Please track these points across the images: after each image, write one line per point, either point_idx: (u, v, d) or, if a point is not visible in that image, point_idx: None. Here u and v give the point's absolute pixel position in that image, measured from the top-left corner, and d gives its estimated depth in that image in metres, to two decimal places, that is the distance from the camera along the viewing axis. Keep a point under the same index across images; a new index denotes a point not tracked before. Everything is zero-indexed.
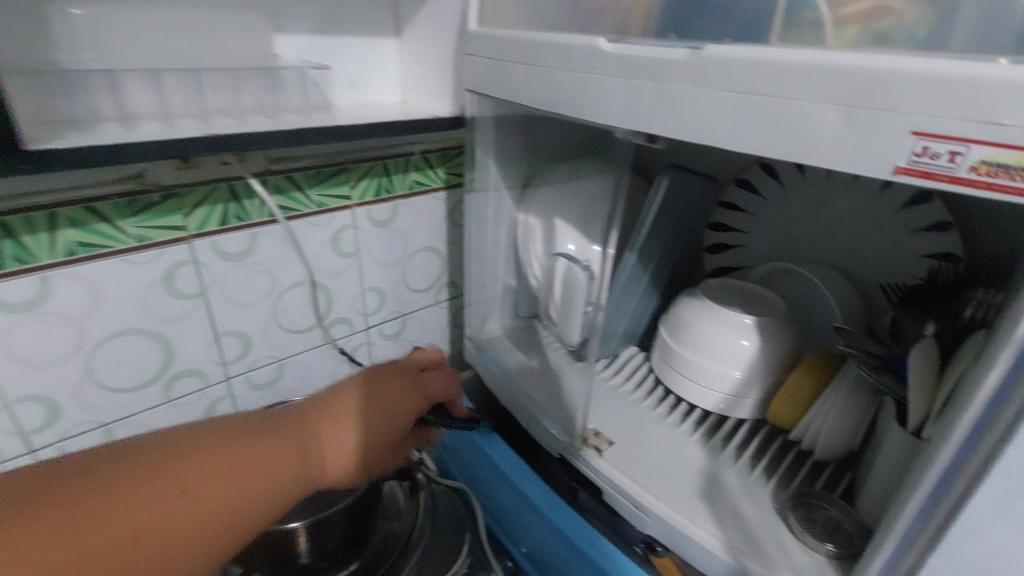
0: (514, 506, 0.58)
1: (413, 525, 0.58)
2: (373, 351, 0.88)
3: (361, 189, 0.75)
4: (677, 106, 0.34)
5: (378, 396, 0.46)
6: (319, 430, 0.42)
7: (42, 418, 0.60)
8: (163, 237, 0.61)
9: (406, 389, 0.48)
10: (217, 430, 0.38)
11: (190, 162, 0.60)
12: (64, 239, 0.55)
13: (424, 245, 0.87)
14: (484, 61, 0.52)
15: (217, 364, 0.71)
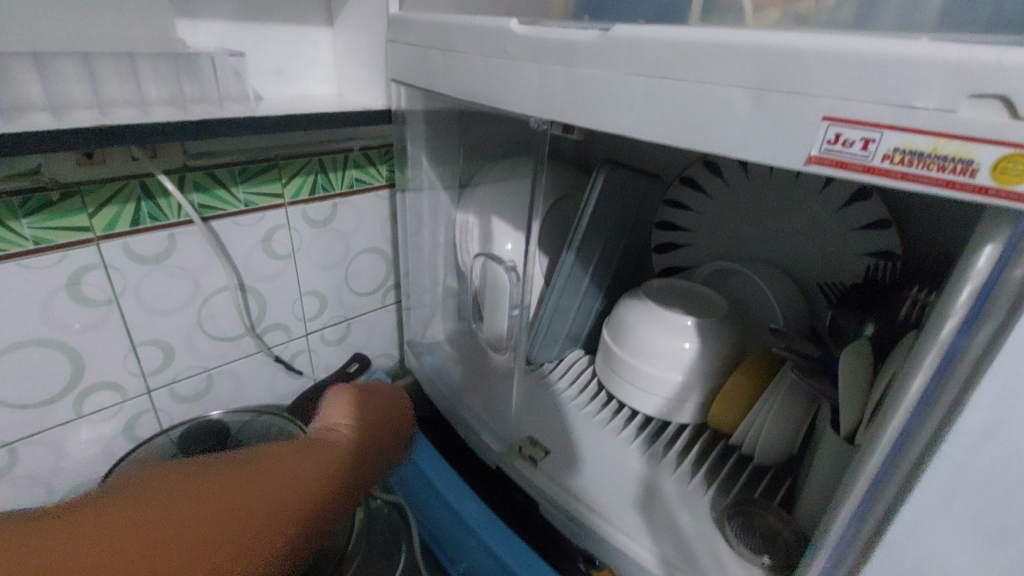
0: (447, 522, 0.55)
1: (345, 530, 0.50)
2: (314, 357, 0.84)
3: (295, 187, 0.71)
4: (589, 92, 0.32)
5: (352, 433, 0.48)
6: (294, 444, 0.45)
7: None
8: (67, 238, 0.56)
9: (382, 428, 0.51)
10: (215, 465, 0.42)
11: (94, 157, 0.55)
12: None
13: (367, 246, 0.83)
14: (407, 49, 0.49)
15: (136, 375, 0.66)
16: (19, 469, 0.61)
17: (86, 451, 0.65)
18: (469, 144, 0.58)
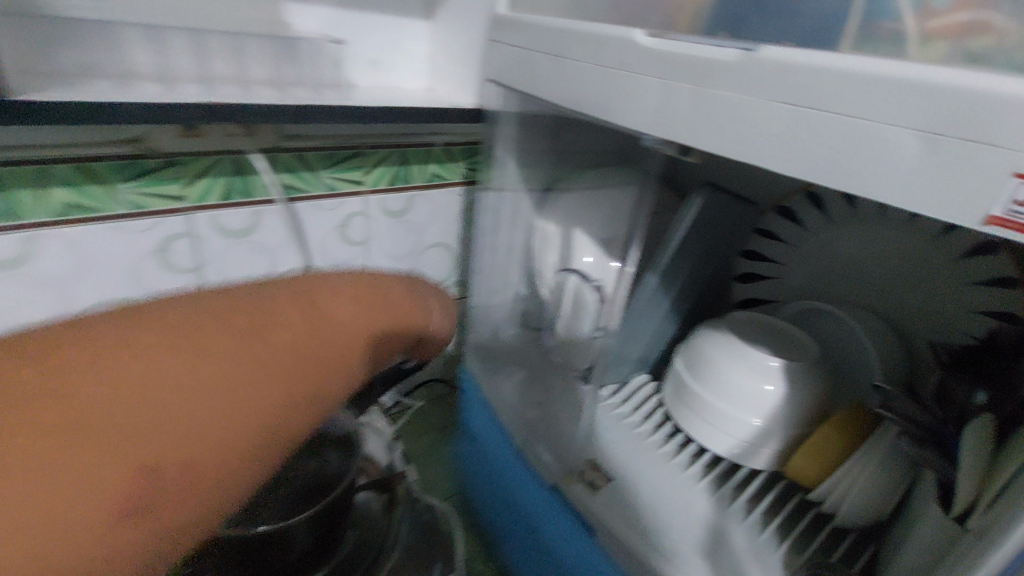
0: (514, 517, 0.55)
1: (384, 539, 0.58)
2: None
3: (376, 176, 0.72)
4: (720, 115, 0.30)
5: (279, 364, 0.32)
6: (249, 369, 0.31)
7: None
8: (163, 207, 0.59)
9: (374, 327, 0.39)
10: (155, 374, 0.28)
11: (195, 130, 0.57)
12: (53, 199, 0.52)
13: (436, 242, 0.83)
14: (513, 51, 0.48)
15: None
16: None
17: None
18: (561, 151, 0.56)
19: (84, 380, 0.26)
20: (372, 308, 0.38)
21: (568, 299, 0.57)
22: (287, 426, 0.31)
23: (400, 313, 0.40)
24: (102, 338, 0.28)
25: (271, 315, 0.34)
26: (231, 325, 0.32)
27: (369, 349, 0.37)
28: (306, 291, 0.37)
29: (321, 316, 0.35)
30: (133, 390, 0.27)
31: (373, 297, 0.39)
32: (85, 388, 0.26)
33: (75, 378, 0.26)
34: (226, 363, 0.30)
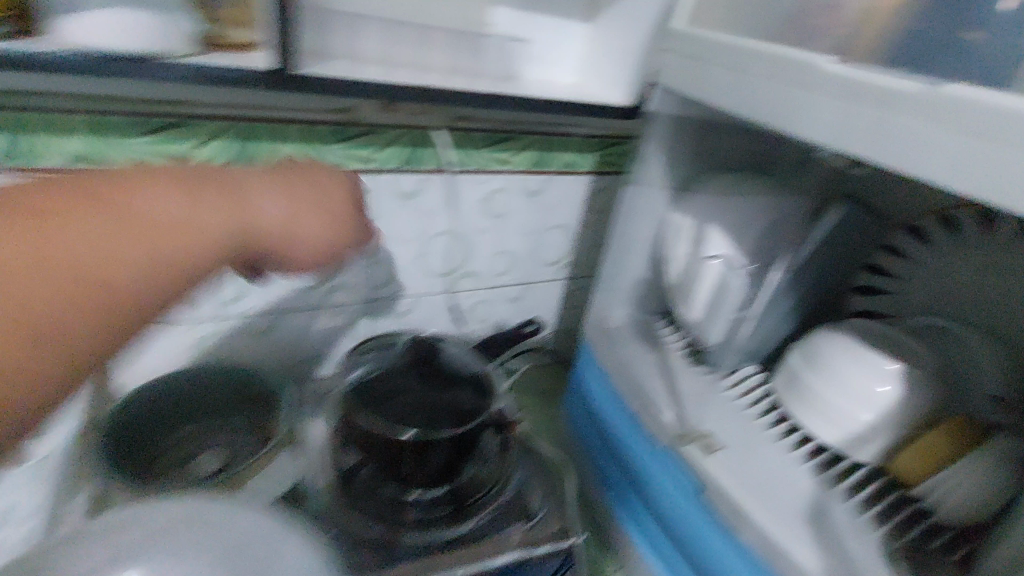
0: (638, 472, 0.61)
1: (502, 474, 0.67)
2: (491, 308, 0.95)
3: (521, 158, 0.81)
4: (898, 137, 0.35)
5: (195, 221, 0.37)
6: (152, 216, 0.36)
7: (235, 295, 0.71)
8: (356, 167, 0.70)
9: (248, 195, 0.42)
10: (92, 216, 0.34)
11: (393, 107, 0.67)
12: (283, 151, 0.65)
13: (558, 224, 0.91)
14: (681, 60, 0.53)
15: (366, 284, 0.80)
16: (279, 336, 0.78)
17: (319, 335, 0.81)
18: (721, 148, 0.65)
19: (27, 221, 0.32)
20: (236, 210, 0.40)
21: (702, 286, 0.63)
22: (123, 309, 0.35)
23: (268, 220, 0.41)
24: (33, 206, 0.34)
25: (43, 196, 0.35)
26: (83, 200, 0.35)
27: (197, 241, 0.37)
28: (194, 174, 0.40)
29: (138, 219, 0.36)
30: (62, 222, 0.33)
31: (248, 204, 0.41)
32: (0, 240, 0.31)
33: (32, 212, 0.33)
34: (100, 230, 0.34)
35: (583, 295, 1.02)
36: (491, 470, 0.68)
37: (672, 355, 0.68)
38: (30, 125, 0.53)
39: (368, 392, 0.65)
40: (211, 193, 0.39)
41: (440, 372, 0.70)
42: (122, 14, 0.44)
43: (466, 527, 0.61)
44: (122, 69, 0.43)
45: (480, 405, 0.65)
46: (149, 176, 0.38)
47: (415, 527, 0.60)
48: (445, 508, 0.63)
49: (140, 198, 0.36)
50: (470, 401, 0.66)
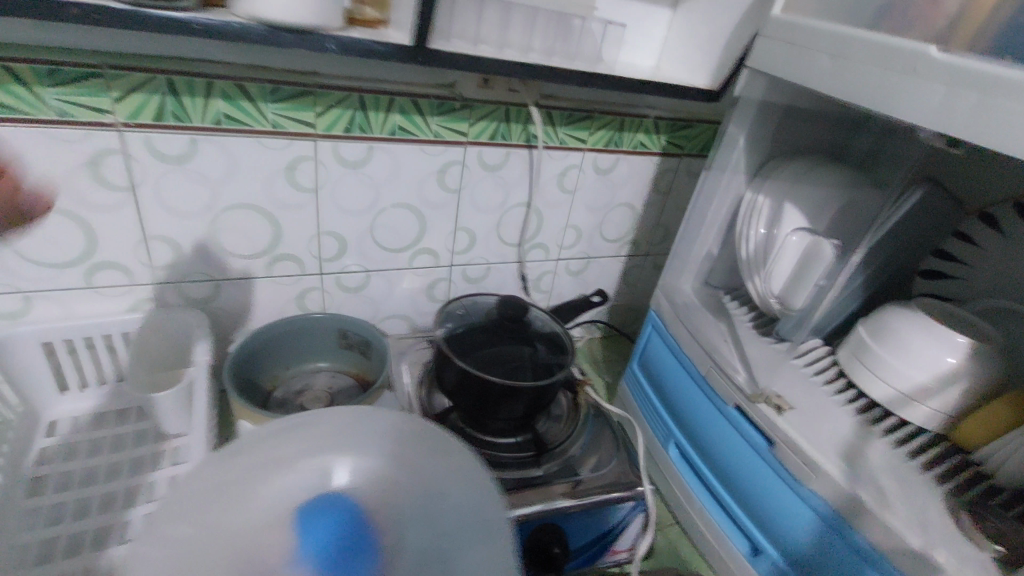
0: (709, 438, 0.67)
1: (571, 432, 0.72)
2: (556, 280, 1.00)
3: (596, 137, 0.84)
4: (999, 120, 0.39)
5: None
6: None
7: (335, 252, 0.78)
8: (451, 139, 0.75)
9: None
10: None
11: (489, 82, 0.73)
12: (391, 121, 0.70)
13: (626, 202, 0.95)
14: (779, 44, 0.57)
15: (448, 250, 0.86)
16: (368, 293, 0.85)
17: (402, 296, 0.88)
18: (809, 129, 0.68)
19: None
20: None
21: (779, 262, 0.67)
22: None
23: None
24: None
25: None
26: None
27: None
28: None
29: None
30: None
31: None
32: None
33: None
34: None
35: (640, 272, 1.07)
36: (563, 426, 0.74)
37: (741, 326, 0.72)
38: (181, 88, 0.59)
39: (457, 343, 0.71)
40: None
41: (525, 329, 0.75)
42: None
43: (537, 472, 0.66)
44: (291, 40, 0.50)
45: (557, 360, 0.70)
46: None
47: (495, 465, 0.66)
48: (525, 452, 0.68)
49: None
50: (547, 357, 0.71)
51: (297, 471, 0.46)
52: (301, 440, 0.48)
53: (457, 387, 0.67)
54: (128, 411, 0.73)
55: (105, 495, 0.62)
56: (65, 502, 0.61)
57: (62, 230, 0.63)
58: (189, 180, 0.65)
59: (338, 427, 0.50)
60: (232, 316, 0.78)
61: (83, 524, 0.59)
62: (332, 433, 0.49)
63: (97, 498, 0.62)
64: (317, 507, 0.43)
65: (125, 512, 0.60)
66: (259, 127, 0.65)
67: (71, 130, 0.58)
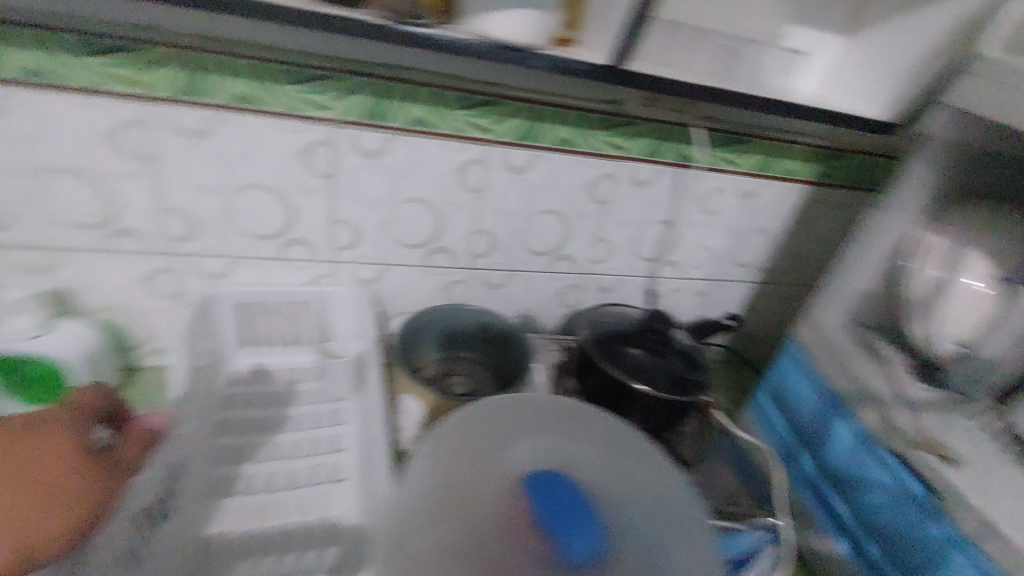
0: (846, 466, 0.67)
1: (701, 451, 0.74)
2: (681, 299, 1.01)
3: (747, 162, 0.85)
4: None
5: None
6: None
7: (486, 249, 0.85)
8: (607, 153, 0.79)
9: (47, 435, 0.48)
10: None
11: (656, 101, 0.76)
12: (558, 133, 0.76)
13: (766, 229, 0.95)
14: (984, 83, 0.55)
15: (586, 258, 0.90)
16: (505, 290, 0.91)
17: (536, 297, 0.93)
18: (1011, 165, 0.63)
19: None
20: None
21: (957, 310, 0.63)
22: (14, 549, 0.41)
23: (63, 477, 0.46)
24: None
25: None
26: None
27: None
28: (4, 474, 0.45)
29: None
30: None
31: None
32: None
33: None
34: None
35: (768, 301, 1.05)
36: (692, 443, 0.75)
37: (893, 369, 0.70)
38: (390, 92, 0.67)
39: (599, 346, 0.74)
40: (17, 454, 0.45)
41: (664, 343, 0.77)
42: None
43: None
44: None
45: (695, 378, 0.72)
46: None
47: None
48: None
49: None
50: (685, 372, 0.73)
51: (529, 447, 0.56)
52: (525, 421, 0.58)
53: (596, 388, 0.71)
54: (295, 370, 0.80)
55: (277, 442, 0.70)
56: (247, 443, 0.70)
57: (271, 207, 0.73)
58: (380, 173, 0.74)
59: (553, 415, 0.59)
60: (388, 297, 0.86)
61: (263, 464, 0.67)
62: (551, 421, 0.58)
63: (271, 443, 0.70)
64: (540, 473, 0.51)
65: (294, 460, 0.68)
66: (445, 129, 0.72)
67: (296, 122, 0.67)
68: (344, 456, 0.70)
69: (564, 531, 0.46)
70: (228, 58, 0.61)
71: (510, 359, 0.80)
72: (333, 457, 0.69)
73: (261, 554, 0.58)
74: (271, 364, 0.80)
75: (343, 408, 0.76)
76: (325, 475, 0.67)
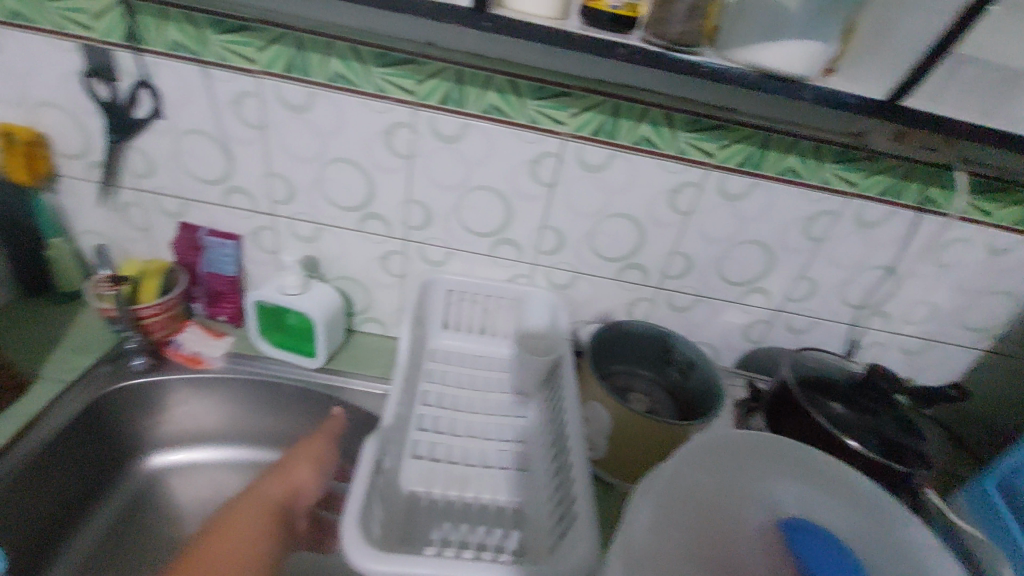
0: None
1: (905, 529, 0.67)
2: (883, 355, 0.91)
3: (1002, 213, 0.75)
4: None
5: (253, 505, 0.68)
6: (231, 513, 0.67)
7: (680, 271, 0.84)
8: (837, 188, 0.75)
9: (292, 468, 0.72)
10: (228, 514, 0.66)
11: (904, 139, 0.67)
12: (786, 162, 0.73)
13: (1011, 291, 0.82)
14: None
15: (784, 295, 0.85)
16: (690, 315, 0.89)
17: (720, 327, 0.90)
18: None
19: (230, 544, 0.63)
20: (233, 533, 0.65)
21: None
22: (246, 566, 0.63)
23: (279, 495, 0.70)
24: (213, 543, 0.64)
25: (243, 517, 0.66)
26: (229, 535, 0.64)
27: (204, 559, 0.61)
28: (248, 495, 0.69)
29: (238, 533, 0.65)
30: (219, 539, 0.64)
31: (237, 523, 0.66)
32: (211, 557, 0.62)
33: (223, 550, 0.63)
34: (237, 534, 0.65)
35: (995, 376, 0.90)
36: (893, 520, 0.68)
37: None
38: (623, 111, 0.70)
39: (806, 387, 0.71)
40: (288, 472, 0.71)
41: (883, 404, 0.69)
42: (808, 44, 0.52)
43: None
44: (776, 87, 0.55)
45: (910, 444, 0.64)
46: (257, 486, 0.70)
47: None
48: None
49: (241, 523, 0.66)
50: (901, 438, 0.65)
51: (764, 489, 0.51)
52: (763, 462, 0.52)
53: (792, 428, 0.68)
54: (484, 358, 0.90)
55: (468, 421, 0.78)
56: (442, 417, 0.78)
57: (494, 206, 0.80)
58: (595, 187, 0.77)
59: (790, 460, 0.52)
60: (575, 304, 0.90)
61: (456, 439, 0.75)
62: (789, 466, 0.52)
63: (464, 421, 0.78)
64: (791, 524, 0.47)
65: (484, 441, 0.76)
66: (667, 150, 0.73)
67: (534, 133, 0.73)
68: (526, 446, 0.77)
69: (814, 565, 0.44)
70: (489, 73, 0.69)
71: (690, 389, 0.79)
72: (518, 446, 0.76)
73: (457, 519, 0.66)
74: (464, 349, 0.90)
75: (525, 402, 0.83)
76: (511, 462, 0.74)
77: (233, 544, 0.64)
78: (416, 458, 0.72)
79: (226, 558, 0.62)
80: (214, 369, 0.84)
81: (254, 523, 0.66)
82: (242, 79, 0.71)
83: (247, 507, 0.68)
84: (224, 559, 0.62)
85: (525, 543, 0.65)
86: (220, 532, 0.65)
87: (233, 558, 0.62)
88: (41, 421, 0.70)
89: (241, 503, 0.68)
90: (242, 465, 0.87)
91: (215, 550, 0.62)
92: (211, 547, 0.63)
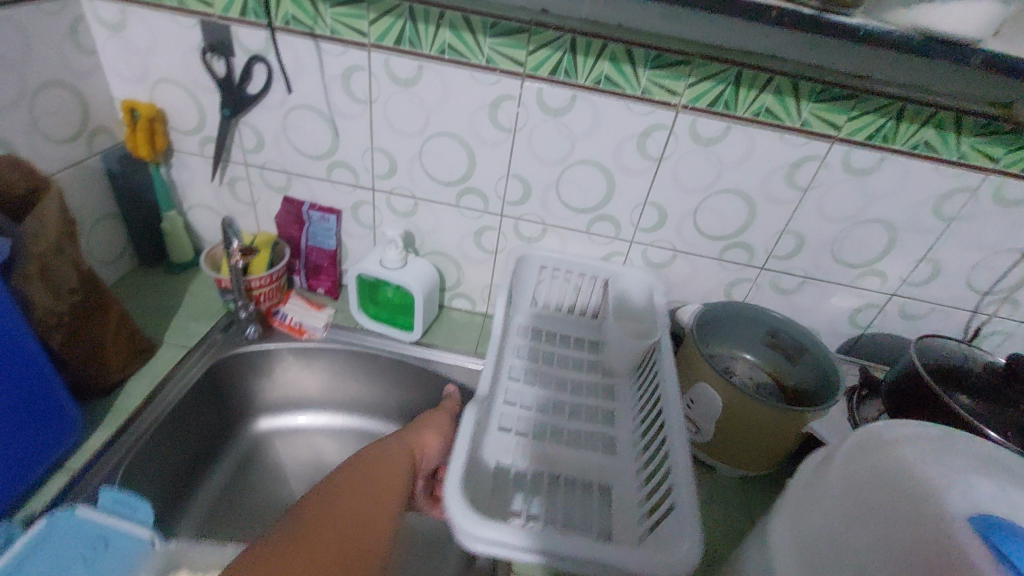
0: None
1: None
2: (1006, 346, 0.86)
3: None
4: None
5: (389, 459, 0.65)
6: (366, 459, 0.63)
7: (789, 251, 0.81)
8: (975, 164, 0.70)
9: (416, 433, 0.73)
10: (364, 460, 0.63)
11: None
12: (920, 135, 0.68)
13: None
14: None
15: (902, 278, 0.81)
16: (794, 297, 0.86)
17: (826, 310, 0.87)
18: None
19: (368, 488, 0.58)
20: (375, 481, 0.59)
21: None
22: (384, 519, 0.56)
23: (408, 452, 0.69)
24: (352, 482, 0.58)
25: (376, 464, 0.62)
26: (368, 480, 0.59)
27: (351, 503, 0.55)
28: (377, 450, 0.65)
29: (377, 482, 0.59)
30: (360, 481, 0.58)
31: (375, 468, 0.62)
32: (351, 495, 0.55)
33: (365, 492, 0.57)
34: (376, 482, 0.59)
35: None
36: None
37: None
38: (745, 80, 0.67)
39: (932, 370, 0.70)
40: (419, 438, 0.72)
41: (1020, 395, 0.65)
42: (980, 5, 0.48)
43: None
44: (937, 52, 0.51)
45: None
46: (385, 443, 0.68)
47: None
48: None
49: (381, 469, 0.62)
50: None
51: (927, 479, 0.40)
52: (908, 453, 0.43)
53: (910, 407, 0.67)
54: (573, 336, 0.89)
55: (557, 400, 0.78)
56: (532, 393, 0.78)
57: (598, 182, 0.79)
58: (707, 162, 0.75)
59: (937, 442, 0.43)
60: (672, 283, 0.88)
61: (550, 417, 0.75)
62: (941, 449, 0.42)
63: (555, 400, 0.78)
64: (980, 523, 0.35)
65: (575, 421, 0.75)
66: (789, 122, 0.70)
67: (647, 106, 0.71)
68: (615, 430, 0.75)
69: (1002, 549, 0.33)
70: (605, 42, 0.67)
71: (799, 374, 0.77)
72: (607, 429, 0.75)
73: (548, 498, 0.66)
74: (556, 329, 0.89)
75: (616, 385, 0.82)
76: (600, 444, 0.72)
77: (376, 489, 0.58)
78: (503, 430, 0.72)
79: (369, 499, 0.56)
80: (316, 340, 0.86)
81: (393, 476, 0.62)
82: (354, 53, 0.71)
83: (383, 457, 0.64)
84: (364, 507, 0.55)
85: (612, 527, 0.64)
86: (359, 474, 0.60)
87: (374, 507, 0.56)
88: (171, 382, 0.74)
89: (378, 454, 0.65)
90: (340, 432, 0.90)
91: (355, 492, 0.56)
92: (353, 488, 0.57)
